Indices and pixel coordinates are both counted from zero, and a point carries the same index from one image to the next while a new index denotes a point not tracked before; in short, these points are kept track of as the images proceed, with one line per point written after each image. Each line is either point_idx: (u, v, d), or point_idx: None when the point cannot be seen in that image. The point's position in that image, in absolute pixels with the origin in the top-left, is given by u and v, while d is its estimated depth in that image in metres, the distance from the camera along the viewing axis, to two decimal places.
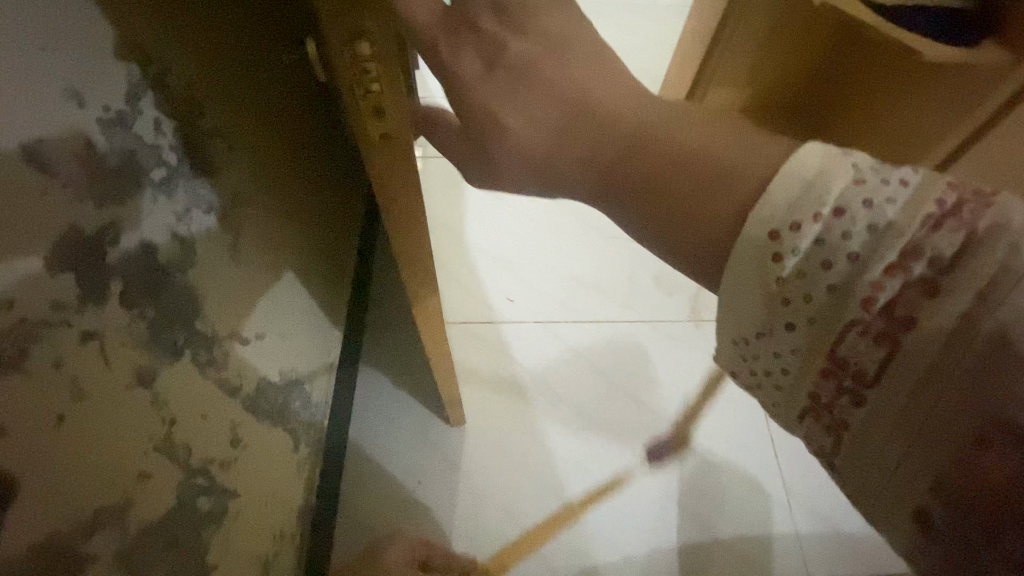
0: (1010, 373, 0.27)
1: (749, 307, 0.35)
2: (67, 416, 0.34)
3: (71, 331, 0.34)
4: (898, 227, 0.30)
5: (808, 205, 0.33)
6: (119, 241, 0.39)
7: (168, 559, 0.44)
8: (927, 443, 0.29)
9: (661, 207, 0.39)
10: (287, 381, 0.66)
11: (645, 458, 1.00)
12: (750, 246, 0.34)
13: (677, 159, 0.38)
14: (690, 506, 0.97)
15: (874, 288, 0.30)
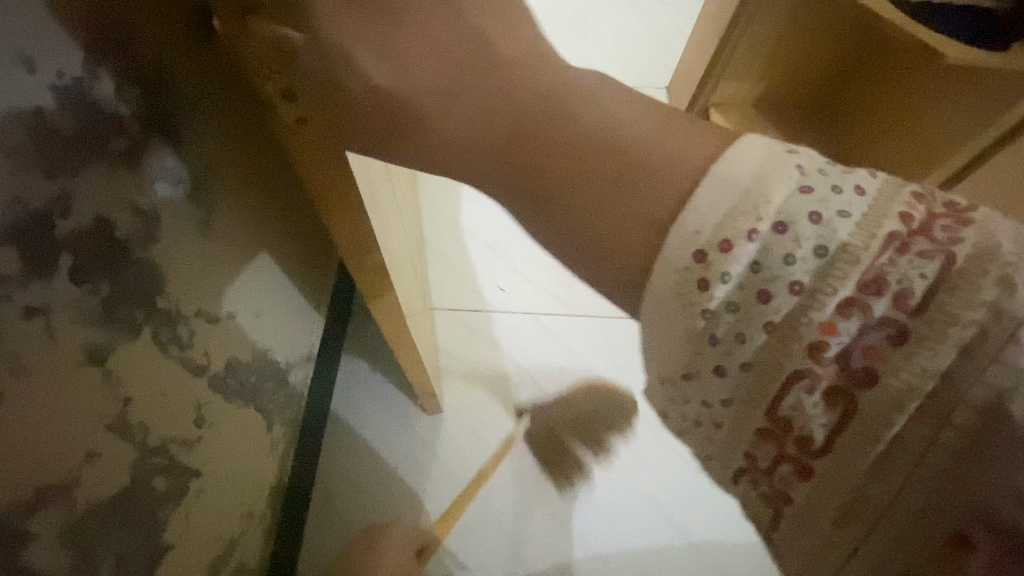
0: (991, 465, 0.32)
1: (678, 349, 0.39)
2: (8, 393, 0.33)
3: (13, 306, 0.33)
4: (847, 260, 0.34)
5: (737, 225, 0.36)
6: (71, 214, 0.38)
7: (121, 537, 0.44)
8: (914, 523, 0.35)
9: (568, 224, 0.41)
10: (261, 360, 0.65)
11: (626, 457, 1.00)
12: (677, 273, 0.37)
13: (575, 166, 0.41)
14: (667, 508, 0.98)
15: (826, 340, 0.34)
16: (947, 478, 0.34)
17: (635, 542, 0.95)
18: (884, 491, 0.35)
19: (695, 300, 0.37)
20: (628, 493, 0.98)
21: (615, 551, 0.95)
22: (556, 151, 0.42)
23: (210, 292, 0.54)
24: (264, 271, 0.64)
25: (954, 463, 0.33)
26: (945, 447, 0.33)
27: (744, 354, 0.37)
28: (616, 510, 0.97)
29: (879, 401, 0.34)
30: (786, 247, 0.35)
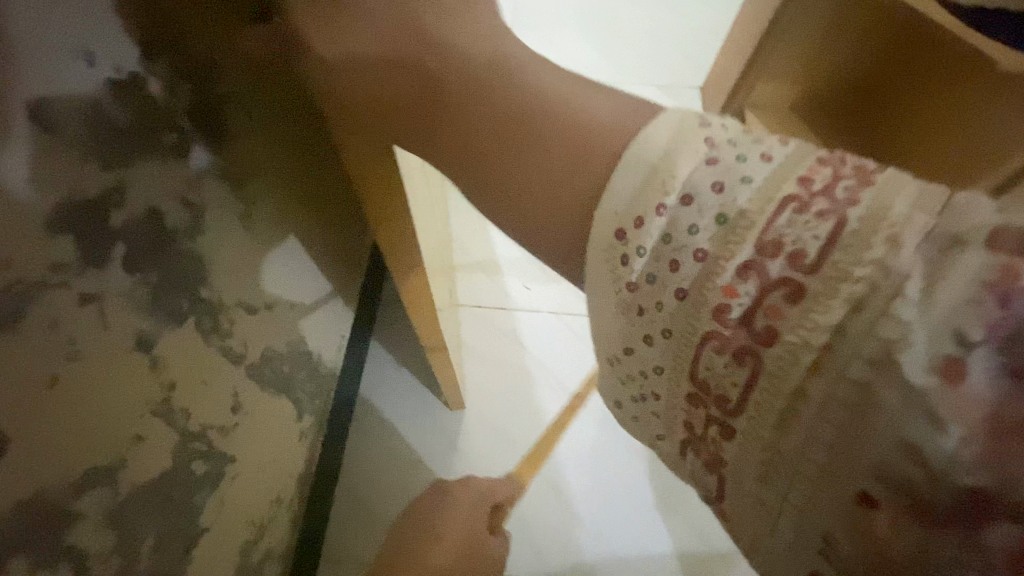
0: (882, 422, 0.28)
1: (609, 320, 0.39)
2: (62, 376, 0.34)
3: (70, 292, 0.35)
4: (748, 218, 0.34)
5: (652, 195, 0.36)
6: (125, 204, 0.39)
7: (161, 519, 0.45)
8: (824, 500, 0.31)
9: (516, 205, 0.45)
10: (294, 351, 0.66)
11: (650, 462, 0.99)
12: (602, 246, 0.38)
13: (511, 146, 0.44)
14: (692, 515, 0.96)
15: (727, 299, 0.33)
16: (836, 443, 0.30)
17: (657, 547, 0.94)
18: (795, 464, 0.31)
19: (621, 272, 0.38)
20: (653, 499, 0.97)
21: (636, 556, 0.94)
22: (494, 129, 0.45)
23: (249, 283, 0.55)
24: (301, 263, 0.65)
25: (857, 421, 0.29)
26: (838, 405, 0.30)
27: (664, 320, 0.36)
28: (638, 514, 0.96)
29: (780, 360, 0.32)
30: (691, 217, 0.35)
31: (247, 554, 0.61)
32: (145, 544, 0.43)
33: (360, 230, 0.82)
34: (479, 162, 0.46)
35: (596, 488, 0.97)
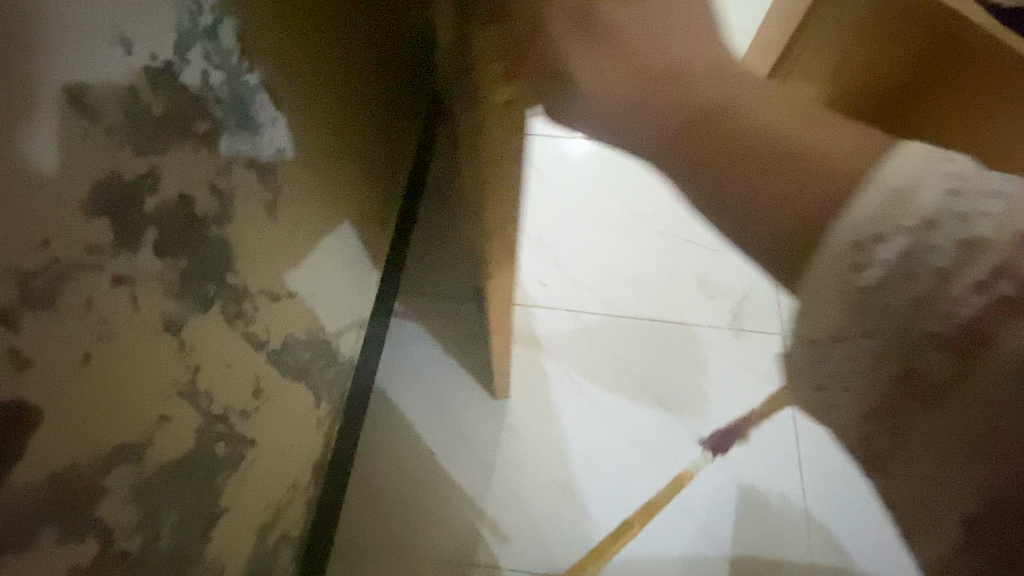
0: None
1: (825, 313, 0.32)
2: (94, 354, 0.35)
3: (103, 274, 0.36)
4: (990, 241, 0.28)
5: (896, 214, 0.30)
6: (157, 189, 0.40)
7: (183, 497, 0.46)
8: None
9: (733, 200, 0.37)
10: (315, 339, 0.68)
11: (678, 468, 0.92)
12: (830, 259, 0.32)
13: (768, 158, 0.37)
14: (729, 524, 0.89)
15: (960, 303, 0.28)
16: None
17: (694, 557, 0.87)
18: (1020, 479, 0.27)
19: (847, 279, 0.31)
20: (683, 508, 0.90)
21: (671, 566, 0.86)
22: (753, 141, 0.37)
23: (271, 270, 0.56)
24: (321, 251, 0.66)
25: None
26: None
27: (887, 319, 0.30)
28: (668, 523, 0.89)
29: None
30: (943, 237, 0.29)
31: (263, 536, 0.62)
32: (168, 520, 0.44)
33: (377, 222, 0.82)
34: (738, 160, 0.37)
35: (616, 497, 0.90)
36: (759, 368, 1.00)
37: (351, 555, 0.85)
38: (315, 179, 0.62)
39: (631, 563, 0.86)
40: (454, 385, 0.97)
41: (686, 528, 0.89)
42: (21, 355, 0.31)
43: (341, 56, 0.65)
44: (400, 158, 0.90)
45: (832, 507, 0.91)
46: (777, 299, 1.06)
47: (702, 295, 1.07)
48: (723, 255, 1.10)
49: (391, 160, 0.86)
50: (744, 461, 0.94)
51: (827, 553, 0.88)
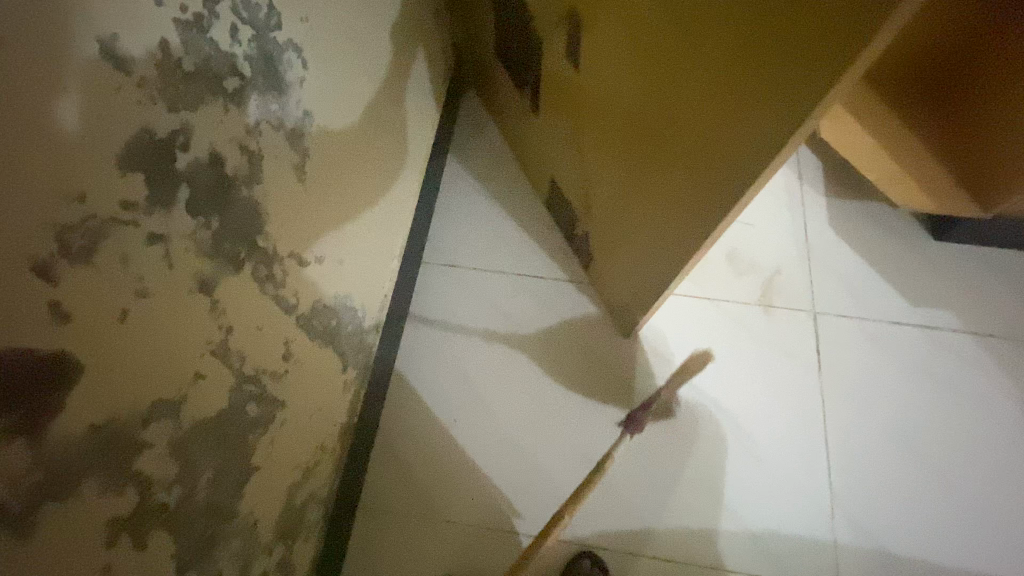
0: None
1: None
2: (131, 311, 0.36)
3: (138, 230, 0.35)
4: None
5: None
6: (190, 146, 0.39)
7: (218, 453, 0.47)
8: None
9: None
10: (341, 305, 0.68)
11: (701, 444, 0.92)
12: None
13: None
14: (750, 501, 0.89)
15: None
16: None
17: (712, 530, 0.87)
18: None
19: None
20: (705, 483, 0.89)
21: (692, 540, 0.86)
22: None
23: (301, 235, 0.56)
24: (347, 217, 0.65)
25: None
26: None
27: None
28: (690, 497, 0.89)
29: None
30: None
31: (293, 494, 0.64)
32: (204, 475, 0.46)
33: (403, 190, 0.82)
34: None
35: (639, 471, 0.90)
36: (788, 347, 0.98)
37: (375, 516, 0.87)
38: (340, 144, 0.61)
39: (651, 534, 0.87)
40: (477, 355, 0.97)
41: (709, 503, 0.88)
42: (60, 307, 0.31)
43: (363, 16, 0.63)
44: (425, 125, 0.88)
45: (856, 487, 0.90)
46: (809, 276, 1.03)
47: (730, 271, 1.04)
48: (755, 230, 1.07)
49: (415, 126, 0.84)
50: (773, 440, 0.92)
51: (851, 532, 0.87)
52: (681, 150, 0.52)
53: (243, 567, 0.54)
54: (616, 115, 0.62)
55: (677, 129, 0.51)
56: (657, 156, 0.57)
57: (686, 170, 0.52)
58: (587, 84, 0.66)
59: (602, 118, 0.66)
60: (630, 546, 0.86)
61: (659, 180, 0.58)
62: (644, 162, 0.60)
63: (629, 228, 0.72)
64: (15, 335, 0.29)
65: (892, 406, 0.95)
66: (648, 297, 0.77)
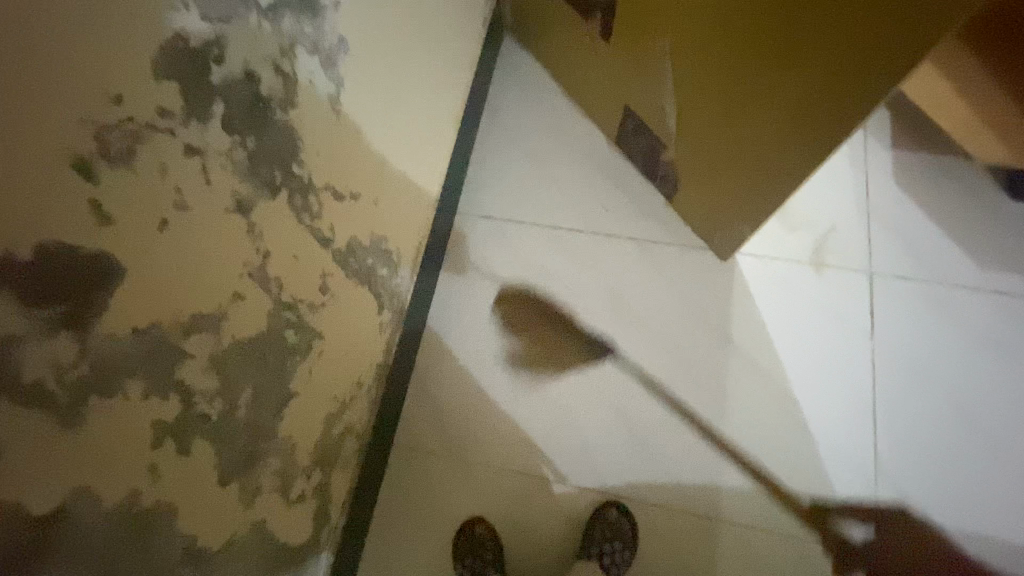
0: None
1: None
2: (170, 222, 0.36)
3: (175, 141, 0.36)
4: None
5: None
6: (224, 60, 0.39)
7: (258, 372, 0.49)
8: None
9: None
10: (376, 245, 0.68)
11: (738, 405, 0.89)
12: None
13: None
14: (786, 465, 0.86)
15: None
16: None
17: (746, 489, 0.85)
18: None
19: None
20: (741, 442, 0.87)
21: (726, 499, 0.85)
22: None
23: (336, 170, 0.56)
24: (383, 153, 0.65)
25: None
26: None
27: None
28: (724, 457, 0.87)
29: None
30: None
31: (330, 425, 0.66)
32: (244, 394, 0.47)
33: (441, 133, 0.80)
34: None
35: (672, 429, 0.88)
36: (841, 309, 0.93)
37: (409, 457, 0.89)
38: (374, 77, 0.60)
39: (685, 489, 0.86)
40: (511, 305, 0.96)
41: (744, 463, 0.86)
42: (101, 209, 0.31)
43: None
44: (464, 64, 0.86)
45: (904, 456, 0.86)
46: (866, 233, 0.97)
47: (782, 228, 0.98)
48: (811, 184, 1.00)
49: (453, 68, 0.82)
50: (819, 402, 0.89)
51: (895, 501, 0.84)
52: (796, 90, 0.59)
53: (282, 487, 0.57)
54: (710, 63, 0.69)
55: (792, 72, 0.58)
56: (780, 71, 0.60)
57: (803, 102, 0.59)
58: (674, 30, 0.71)
59: (691, 67, 0.73)
60: (660, 500, 0.85)
61: (765, 116, 0.66)
62: (746, 102, 0.67)
63: (721, 163, 0.79)
64: (58, 229, 0.29)
65: (953, 375, 0.89)
66: (737, 218, 0.85)
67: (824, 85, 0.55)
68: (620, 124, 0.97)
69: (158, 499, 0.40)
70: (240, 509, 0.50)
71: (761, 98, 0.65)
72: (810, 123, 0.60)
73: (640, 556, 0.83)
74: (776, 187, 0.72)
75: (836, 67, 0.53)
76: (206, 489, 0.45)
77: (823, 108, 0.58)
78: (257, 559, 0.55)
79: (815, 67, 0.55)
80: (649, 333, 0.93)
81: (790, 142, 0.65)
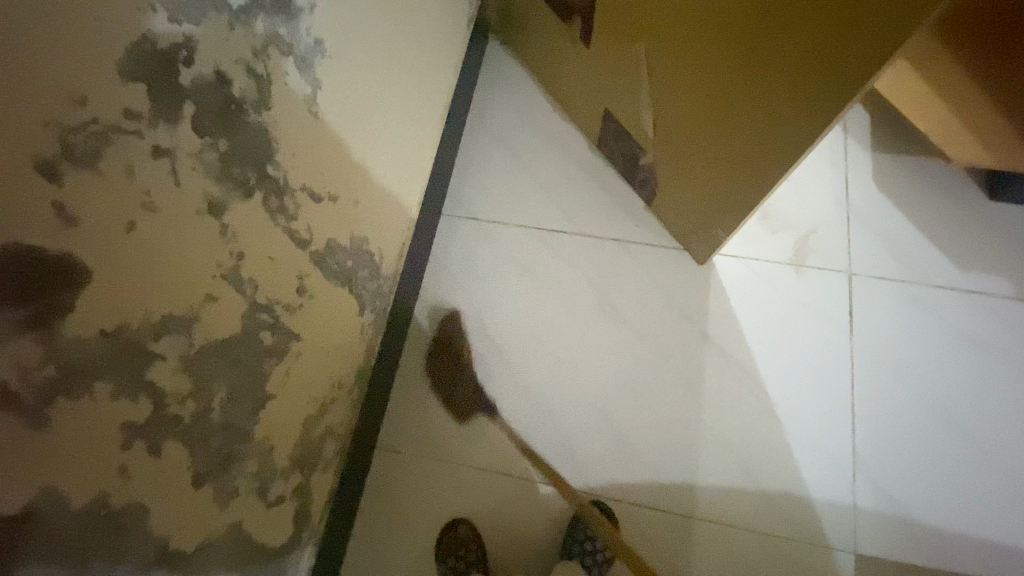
0: None
1: None
2: (138, 224, 0.36)
3: (143, 142, 0.36)
4: None
5: None
6: (194, 61, 0.39)
7: (233, 373, 0.49)
8: None
9: None
10: (356, 246, 0.68)
11: (719, 404, 0.90)
12: None
13: None
14: (765, 462, 0.87)
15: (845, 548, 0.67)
16: None
17: (726, 486, 0.86)
18: None
19: None
20: (722, 440, 0.88)
21: (707, 496, 0.85)
22: None
23: (312, 172, 0.56)
24: (362, 155, 0.65)
25: None
26: None
27: None
28: (705, 455, 0.87)
29: None
30: None
31: (309, 427, 0.66)
32: (218, 396, 0.47)
33: (423, 135, 0.80)
34: None
35: (655, 428, 0.89)
36: (820, 308, 0.94)
37: (391, 457, 0.89)
38: (352, 80, 0.61)
39: (666, 488, 0.86)
40: (494, 306, 0.96)
41: (725, 461, 0.87)
42: (65, 209, 0.31)
43: None
44: (447, 66, 0.86)
45: (881, 454, 0.87)
46: (846, 234, 0.98)
47: (763, 229, 0.99)
48: (791, 185, 1.02)
49: (435, 70, 0.82)
50: (800, 401, 0.90)
51: (874, 498, 0.85)
52: (769, 94, 0.60)
53: (260, 487, 0.57)
54: (687, 67, 0.69)
55: (766, 75, 0.59)
56: (756, 74, 0.60)
57: (777, 105, 0.60)
58: (651, 34, 0.72)
59: (668, 72, 0.74)
60: (641, 499, 0.86)
61: (739, 120, 0.67)
62: (721, 107, 0.68)
63: (699, 168, 0.80)
64: (21, 228, 0.29)
65: (928, 373, 0.90)
66: (715, 222, 0.85)
67: (794, 87, 0.57)
68: (601, 127, 0.98)
69: (129, 500, 0.40)
70: (215, 511, 0.50)
71: (737, 103, 0.66)
72: (784, 125, 0.61)
73: (623, 555, 0.83)
74: (752, 191, 0.73)
75: (805, 70, 0.54)
76: (180, 491, 0.45)
77: (793, 111, 0.59)
78: (235, 561, 0.55)
79: (784, 71, 0.56)
80: (631, 334, 0.94)
81: (765, 146, 0.66)
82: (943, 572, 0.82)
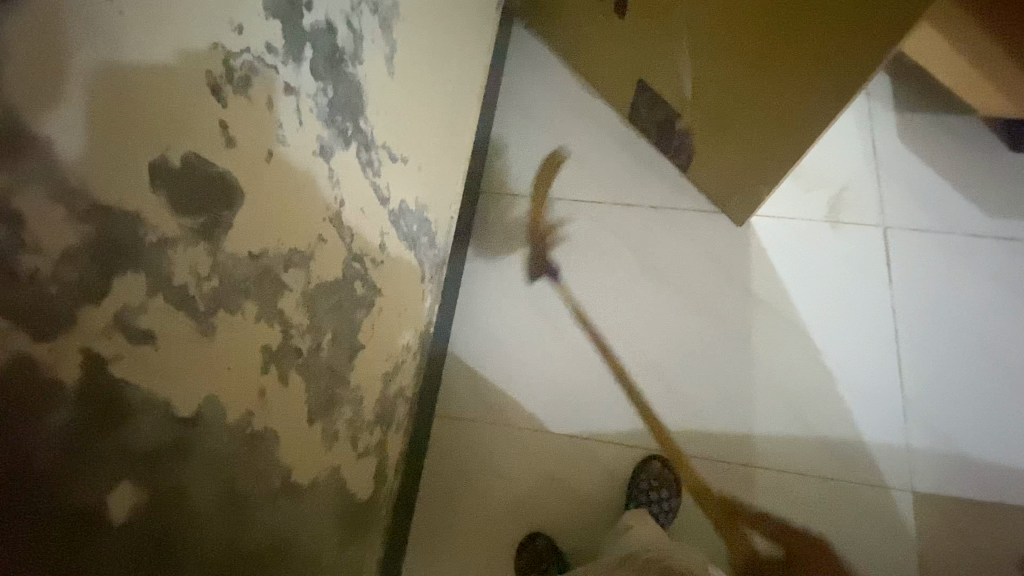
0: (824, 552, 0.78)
1: None
2: (275, 153, 0.40)
3: (278, 78, 0.40)
4: None
5: None
6: (312, 8, 0.43)
7: (337, 317, 0.51)
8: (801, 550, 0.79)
9: None
10: (420, 211, 0.71)
11: (765, 357, 0.92)
12: None
13: None
14: (813, 411, 0.89)
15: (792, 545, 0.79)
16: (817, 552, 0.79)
17: (780, 436, 0.88)
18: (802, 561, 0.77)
19: None
20: (772, 393, 0.90)
21: (763, 447, 0.87)
22: None
23: (390, 131, 0.59)
24: (424, 119, 0.68)
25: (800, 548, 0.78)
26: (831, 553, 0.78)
27: None
28: (756, 408, 0.89)
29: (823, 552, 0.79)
30: None
31: (387, 383, 0.68)
32: (326, 335, 0.50)
33: (468, 106, 0.83)
34: None
35: (705, 385, 0.91)
36: (856, 261, 0.97)
37: (450, 425, 0.91)
38: (418, 45, 0.64)
39: (722, 440, 0.88)
40: (540, 276, 0.99)
41: (777, 411, 0.89)
42: (227, 130, 0.36)
43: None
44: (486, 42, 0.89)
45: (930, 398, 0.89)
46: (878, 190, 1.01)
47: (796, 189, 1.02)
48: (820, 146, 1.04)
49: (477, 46, 0.85)
50: (846, 352, 0.92)
51: (927, 438, 0.87)
52: (813, 43, 0.63)
53: (353, 435, 0.59)
54: (727, 25, 0.72)
55: (810, 23, 0.62)
56: (797, 26, 0.64)
57: (825, 52, 0.63)
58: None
59: (706, 30, 0.76)
60: (698, 451, 0.88)
61: (779, 75, 0.70)
62: (760, 62, 0.72)
63: (738, 126, 0.82)
64: (198, 142, 0.34)
65: (967, 316, 0.92)
66: (756, 180, 0.87)
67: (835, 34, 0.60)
68: (632, 99, 1.01)
69: (265, 424, 0.42)
70: (323, 452, 0.52)
71: (779, 56, 0.68)
72: (828, 74, 0.64)
73: (686, 506, 0.85)
74: (793, 143, 0.75)
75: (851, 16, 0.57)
76: (300, 424, 0.47)
77: (833, 58, 0.62)
78: (337, 504, 0.57)
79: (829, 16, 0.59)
80: (677, 296, 0.96)
81: (810, 93, 0.68)
82: (1003, 506, 0.83)
